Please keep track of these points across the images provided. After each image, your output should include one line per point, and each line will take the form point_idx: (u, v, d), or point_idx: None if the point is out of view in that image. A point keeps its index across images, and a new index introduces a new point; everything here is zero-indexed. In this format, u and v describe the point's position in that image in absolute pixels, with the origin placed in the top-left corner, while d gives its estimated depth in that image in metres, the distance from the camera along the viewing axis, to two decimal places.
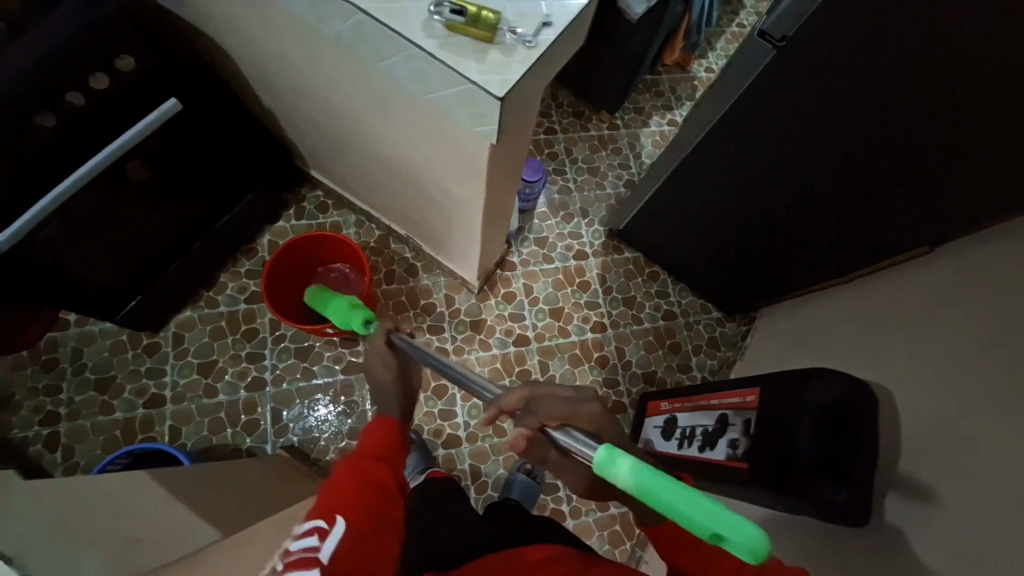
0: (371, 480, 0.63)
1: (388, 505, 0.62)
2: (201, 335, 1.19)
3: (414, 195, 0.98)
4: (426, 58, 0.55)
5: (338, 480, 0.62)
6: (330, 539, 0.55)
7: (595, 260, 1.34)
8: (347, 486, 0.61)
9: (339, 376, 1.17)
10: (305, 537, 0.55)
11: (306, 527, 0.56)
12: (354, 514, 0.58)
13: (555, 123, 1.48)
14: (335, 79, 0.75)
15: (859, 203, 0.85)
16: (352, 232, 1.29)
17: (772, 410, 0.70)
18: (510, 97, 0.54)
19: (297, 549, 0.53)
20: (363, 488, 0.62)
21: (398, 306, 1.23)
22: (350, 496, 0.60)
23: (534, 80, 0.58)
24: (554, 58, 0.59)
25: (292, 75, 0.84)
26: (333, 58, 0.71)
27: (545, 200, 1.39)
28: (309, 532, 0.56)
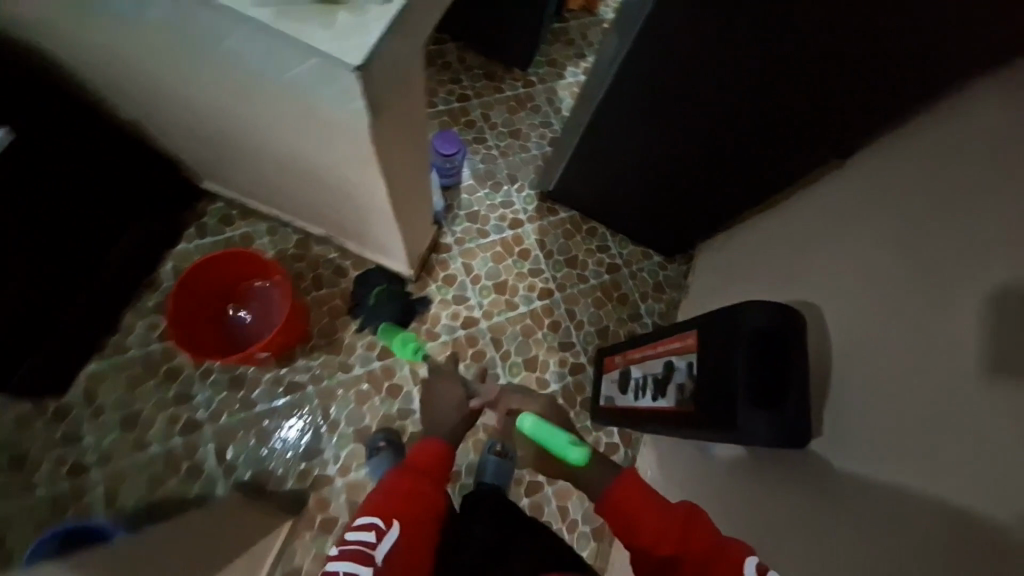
0: (419, 496, 0.79)
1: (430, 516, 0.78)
2: (117, 386, 1.07)
3: (317, 191, 0.89)
4: (261, 32, 0.48)
5: (390, 491, 0.78)
6: (386, 540, 0.71)
7: (531, 226, 1.30)
8: (399, 496, 0.77)
9: (283, 397, 1.10)
10: (364, 531, 0.71)
11: (365, 522, 0.73)
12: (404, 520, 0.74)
13: (467, 88, 1.39)
14: (183, 73, 0.66)
15: (774, 126, 0.84)
16: (266, 242, 1.18)
17: (709, 350, 0.70)
18: (371, 64, 0.47)
19: (357, 539, 0.71)
20: (413, 502, 0.77)
21: (333, 311, 1.15)
22: (402, 507, 0.76)
23: (402, 42, 0.51)
24: (420, 12, 0.52)
25: (140, 77, 0.73)
26: (169, 49, 0.61)
27: (470, 172, 1.32)
28: (367, 528, 0.72)
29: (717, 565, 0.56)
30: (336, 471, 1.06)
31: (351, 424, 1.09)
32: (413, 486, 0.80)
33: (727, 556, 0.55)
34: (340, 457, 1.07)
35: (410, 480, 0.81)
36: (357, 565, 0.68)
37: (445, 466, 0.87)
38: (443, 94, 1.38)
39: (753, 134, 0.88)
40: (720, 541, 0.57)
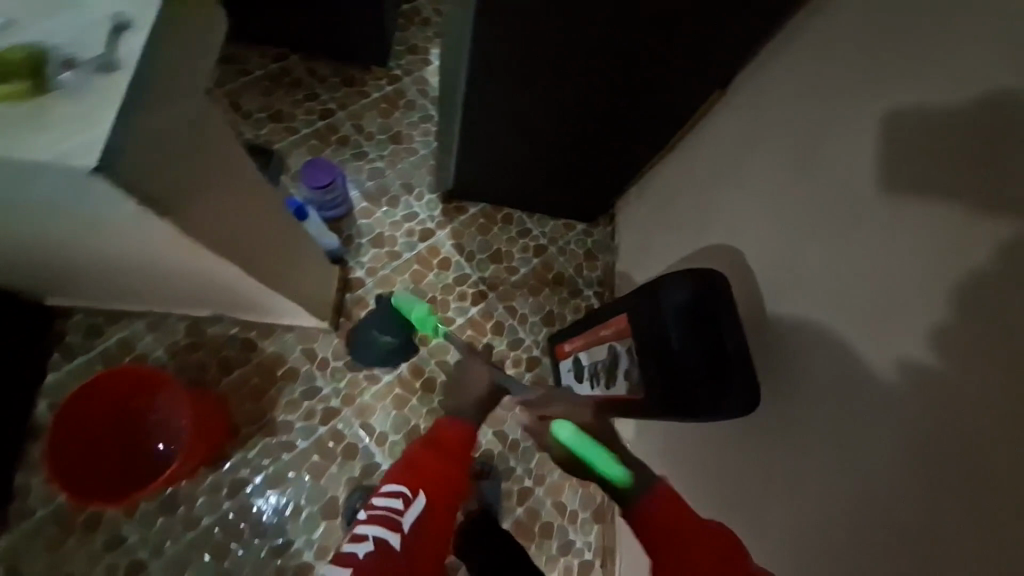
0: (446, 467, 0.69)
1: (460, 484, 0.70)
2: (32, 556, 0.93)
3: (172, 280, 0.77)
4: None
5: (418, 456, 0.69)
6: (415, 506, 0.64)
7: (444, 233, 1.21)
8: (424, 462, 0.68)
9: (228, 503, 0.98)
10: (391, 499, 0.64)
11: (392, 489, 0.65)
12: (433, 487, 0.66)
13: (328, 102, 1.24)
14: None
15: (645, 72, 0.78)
16: (150, 341, 1.02)
17: (643, 331, 0.67)
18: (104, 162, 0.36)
19: (382, 506, 0.63)
20: (438, 471, 0.68)
21: (255, 393, 1.02)
22: (429, 475, 0.67)
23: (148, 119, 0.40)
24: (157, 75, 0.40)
25: None
26: None
27: (360, 193, 1.19)
28: (394, 496, 0.64)
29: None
30: (313, 557, 0.98)
31: (313, 504, 1.00)
32: (440, 457, 0.70)
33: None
34: (313, 541, 0.98)
35: (442, 445, 0.71)
36: (386, 532, 0.62)
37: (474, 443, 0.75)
38: (302, 115, 1.23)
39: (630, 85, 0.82)
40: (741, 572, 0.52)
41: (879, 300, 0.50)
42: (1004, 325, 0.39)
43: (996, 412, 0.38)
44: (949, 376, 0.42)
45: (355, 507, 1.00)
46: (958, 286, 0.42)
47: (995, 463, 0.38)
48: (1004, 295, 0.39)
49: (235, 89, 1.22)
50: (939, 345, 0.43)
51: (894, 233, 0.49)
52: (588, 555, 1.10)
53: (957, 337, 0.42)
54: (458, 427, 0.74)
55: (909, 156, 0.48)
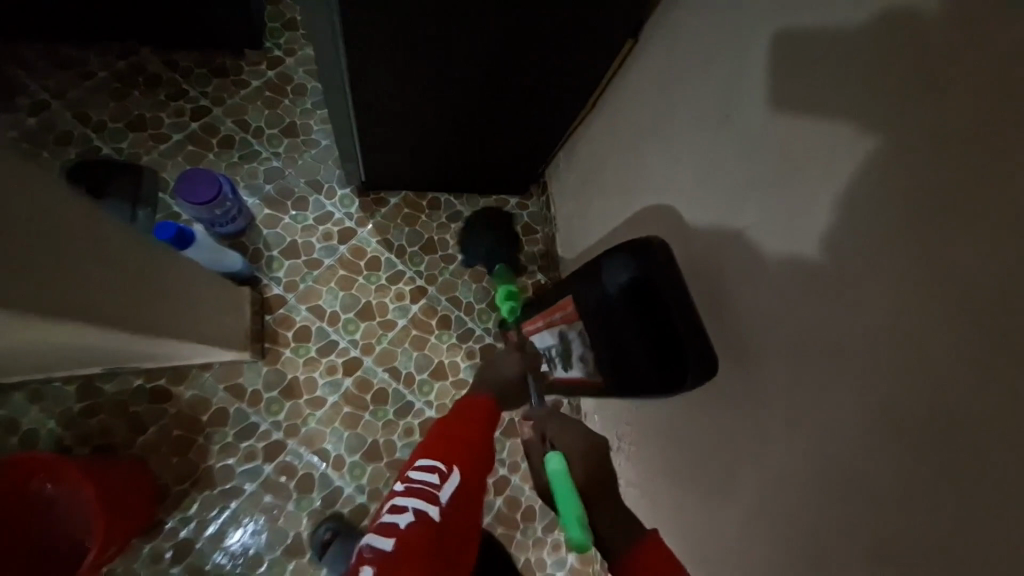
0: (471, 442, 0.73)
1: (485, 462, 0.74)
2: None
3: (28, 351, 0.63)
4: None
5: (449, 432, 0.73)
6: (450, 478, 0.66)
7: (366, 230, 1.09)
8: (452, 437, 0.72)
9: (175, 568, 0.88)
10: (426, 473, 0.65)
11: (427, 464, 0.67)
12: (464, 461, 0.69)
13: (199, 99, 1.07)
14: None
15: (545, 27, 0.70)
16: (34, 414, 0.87)
17: (587, 315, 0.62)
18: None
19: (418, 480, 0.64)
20: (467, 446, 0.72)
21: (178, 446, 0.91)
22: (459, 450, 0.70)
23: None
24: None
25: None
26: None
27: (260, 200, 1.05)
28: (429, 470, 0.66)
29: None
30: None
31: (274, 549, 0.91)
32: (469, 433, 0.74)
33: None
34: None
35: (471, 426, 0.76)
36: (425, 504, 0.61)
37: (493, 422, 0.79)
38: (171, 119, 1.05)
39: (531, 45, 0.73)
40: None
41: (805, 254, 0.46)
42: (935, 266, 0.35)
43: (935, 363, 0.35)
44: (886, 331, 0.39)
45: (323, 540, 0.92)
46: (886, 229, 0.38)
47: (937, 415, 0.36)
48: (934, 234, 0.35)
49: (78, 98, 1.02)
50: (873, 295, 0.40)
51: (819, 182, 0.44)
52: None
53: (888, 287, 0.38)
54: (483, 406, 0.80)
55: (828, 92, 0.43)
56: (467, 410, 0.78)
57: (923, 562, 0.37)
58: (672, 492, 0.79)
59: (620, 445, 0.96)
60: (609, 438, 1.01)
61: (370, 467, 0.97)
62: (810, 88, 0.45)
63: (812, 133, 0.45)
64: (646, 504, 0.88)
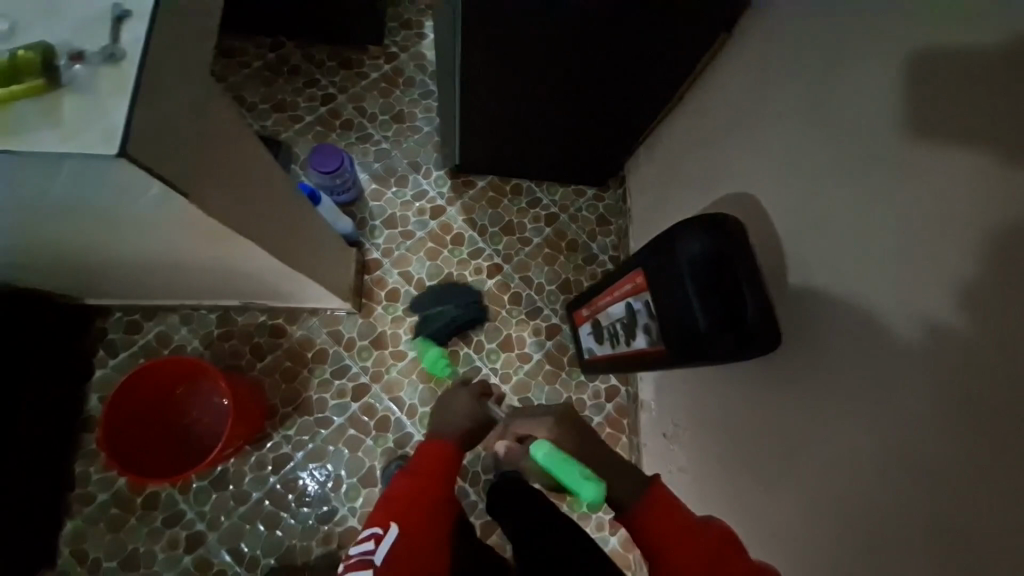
0: (417, 498, 0.70)
1: (440, 518, 0.70)
2: (101, 535, 1.01)
3: (201, 273, 0.81)
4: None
5: (396, 486, 0.72)
6: (383, 540, 0.64)
7: (454, 209, 1.21)
8: (400, 494, 0.70)
9: (274, 476, 1.04)
10: (364, 543, 0.65)
11: (367, 533, 0.66)
12: (404, 518, 0.67)
13: (328, 87, 1.25)
14: None
15: (643, 29, 0.76)
16: (184, 334, 1.08)
17: (658, 286, 0.67)
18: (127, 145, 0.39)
19: (357, 553, 0.64)
20: (413, 499, 0.70)
21: (287, 374, 1.08)
22: (404, 505, 0.68)
23: (154, 112, 0.42)
24: (158, 72, 0.42)
25: None
26: None
27: (368, 176, 1.21)
28: (367, 539, 0.65)
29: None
30: (358, 522, 1.03)
31: (352, 475, 1.05)
32: (416, 486, 0.71)
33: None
34: (356, 509, 1.03)
35: (416, 482, 0.72)
36: (359, 574, 0.62)
37: (448, 465, 0.76)
38: (305, 103, 1.24)
39: (626, 44, 0.80)
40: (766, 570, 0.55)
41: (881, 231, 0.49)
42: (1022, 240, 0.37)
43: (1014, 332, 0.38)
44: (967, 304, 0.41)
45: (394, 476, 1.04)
46: (974, 205, 0.41)
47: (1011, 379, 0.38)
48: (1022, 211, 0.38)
49: (236, 82, 1.24)
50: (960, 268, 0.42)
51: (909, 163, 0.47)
52: None
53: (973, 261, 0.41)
54: (439, 450, 0.78)
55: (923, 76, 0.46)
56: (414, 465, 0.75)
57: (994, 517, 0.40)
58: (725, 474, 0.82)
59: (675, 432, 0.99)
60: (664, 424, 1.03)
61: None
62: (903, 75, 0.48)
63: (903, 117, 0.48)
64: (695, 489, 0.90)
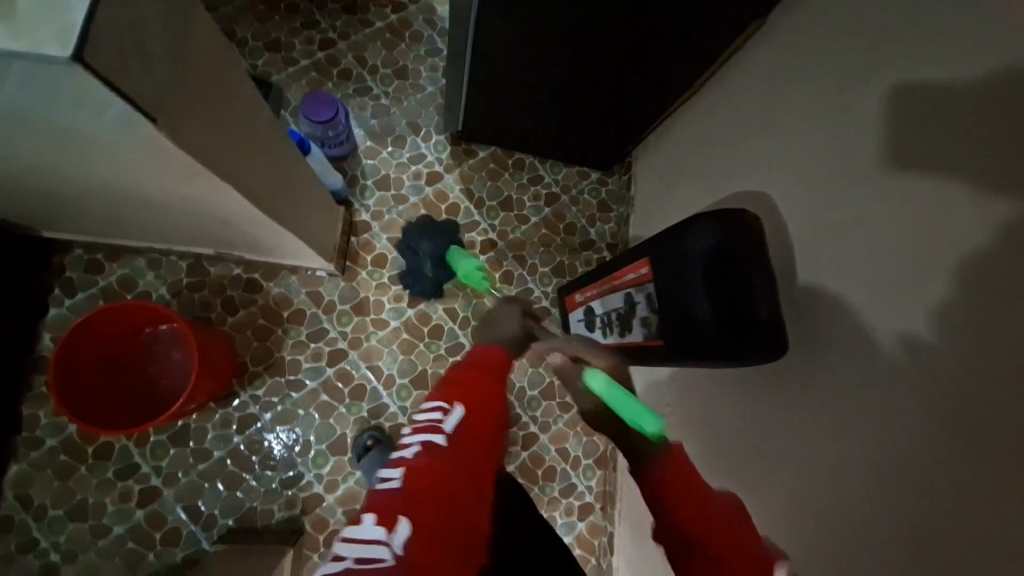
0: (478, 385, 0.67)
1: (498, 413, 0.66)
2: (46, 483, 0.95)
3: (174, 213, 0.74)
4: None
5: (455, 375, 0.69)
6: (451, 414, 0.61)
7: (452, 177, 1.16)
8: (456, 381, 0.67)
9: (238, 436, 1.00)
10: (431, 411, 0.62)
11: (432, 405, 0.64)
12: (470, 404, 0.63)
13: (328, 31, 1.16)
14: None
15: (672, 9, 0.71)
16: (151, 280, 1.01)
17: (662, 279, 0.65)
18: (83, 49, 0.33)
19: (424, 419, 0.61)
20: (474, 394, 0.65)
21: (260, 332, 1.03)
22: (463, 391, 0.65)
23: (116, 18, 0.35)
24: None
25: None
26: None
27: (364, 131, 1.14)
28: (433, 409, 0.63)
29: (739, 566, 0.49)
30: (324, 489, 1.00)
31: (321, 442, 1.01)
32: (475, 380, 0.68)
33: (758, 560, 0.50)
34: (322, 476, 1.00)
35: (483, 369, 0.71)
36: (428, 435, 0.59)
37: (504, 372, 0.73)
38: (301, 45, 1.15)
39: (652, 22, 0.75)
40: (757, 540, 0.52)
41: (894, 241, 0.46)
42: None
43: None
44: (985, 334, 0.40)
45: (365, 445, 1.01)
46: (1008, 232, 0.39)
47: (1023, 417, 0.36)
48: None
49: (227, 13, 1.14)
50: (967, 289, 0.40)
51: (926, 171, 0.44)
52: (588, 498, 1.12)
53: (984, 282, 0.39)
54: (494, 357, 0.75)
55: (957, 78, 0.42)
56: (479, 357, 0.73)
57: (969, 545, 0.39)
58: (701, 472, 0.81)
59: None
60: None
61: (416, 392, 1.05)
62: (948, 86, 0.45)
63: None
64: None
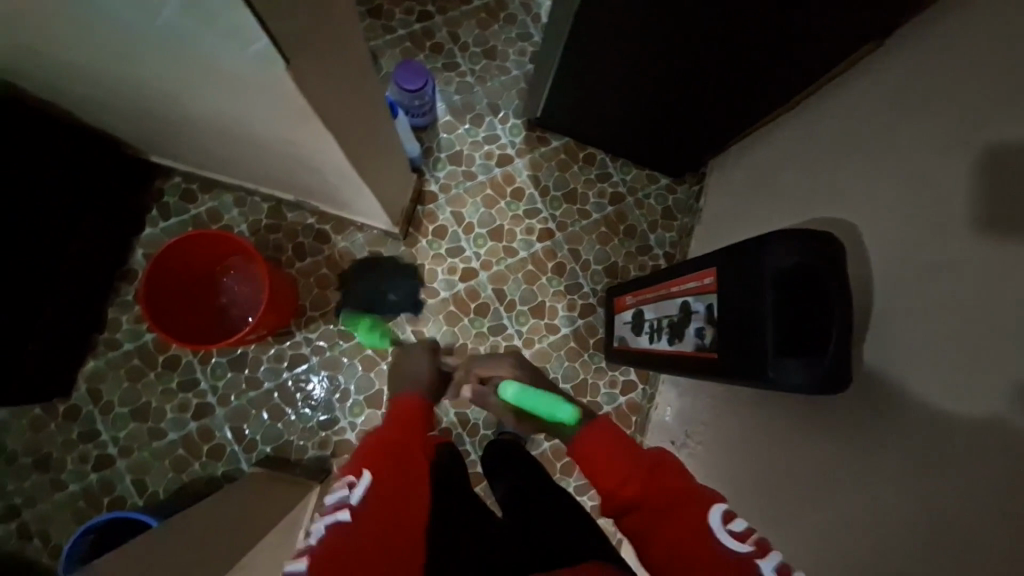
0: (388, 449, 0.65)
1: (415, 467, 0.65)
2: (119, 382, 1.06)
3: (270, 156, 0.80)
4: None
5: (364, 442, 0.67)
6: (358, 485, 0.60)
7: (522, 162, 1.17)
8: (366, 447, 0.66)
9: (287, 373, 1.07)
10: (337, 491, 0.61)
11: (338, 482, 0.62)
12: (380, 470, 0.62)
13: (428, 4, 1.19)
14: (70, 38, 0.56)
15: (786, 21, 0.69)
16: (234, 215, 1.09)
17: (728, 293, 0.64)
18: None
19: (331, 501, 0.60)
20: (387, 457, 0.64)
21: (322, 281, 1.09)
22: (373, 454, 0.64)
23: None
24: None
25: (35, 51, 0.64)
26: (43, 16, 0.51)
27: (445, 106, 1.17)
28: (340, 488, 0.61)
29: (682, 516, 0.56)
30: (354, 438, 1.06)
31: (359, 393, 1.07)
32: (388, 441, 0.67)
33: (697, 504, 0.56)
34: (355, 425, 1.06)
35: (398, 429, 0.70)
36: (333, 517, 0.57)
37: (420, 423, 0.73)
38: (401, 15, 1.19)
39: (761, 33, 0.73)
40: (694, 487, 0.58)
41: (1000, 288, 0.43)
42: None
43: None
44: None
45: None
46: None
47: None
48: None
49: None
50: None
51: None
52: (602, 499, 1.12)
53: None
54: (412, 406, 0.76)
55: None
56: (394, 416, 0.73)
57: None
58: (733, 501, 0.80)
59: (685, 442, 0.98)
60: (677, 432, 1.02)
61: None
62: None
63: None
64: None
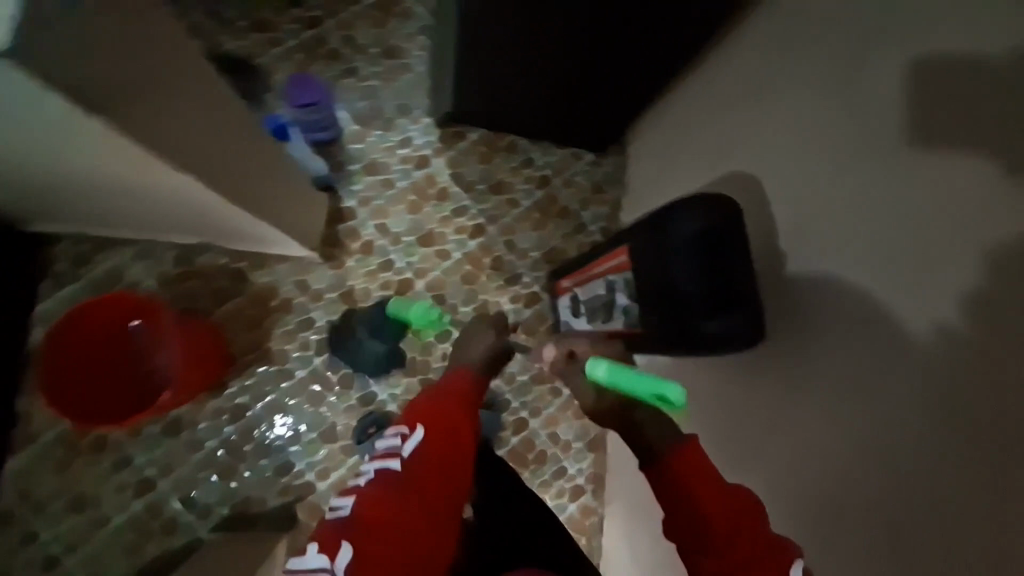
0: (441, 412, 0.64)
1: (464, 443, 0.63)
2: (46, 473, 0.97)
3: (147, 204, 0.73)
4: None
5: (421, 401, 0.66)
6: (410, 437, 0.60)
7: (441, 160, 1.13)
8: (425, 404, 0.65)
9: (230, 426, 1.01)
10: (390, 438, 0.61)
11: (393, 429, 0.62)
12: (435, 426, 0.62)
13: (314, 9, 1.12)
14: None
15: None
16: (141, 270, 1.01)
17: (643, 267, 0.62)
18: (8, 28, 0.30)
19: (383, 446, 0.61)
20: (444, 419, 0.63)
21: (250, 322, 1.02)
22: (431, 412, 0.63)
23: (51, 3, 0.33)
24: None
25: None
26: None
27: (350, 115, 1.11)
28: (392, 434, 0.61)
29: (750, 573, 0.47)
30: (316, 477, 1.01)
31: (312, 430, 1.02)
32: (444, 408, 0.65)
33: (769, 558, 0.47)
34: (314, 463, 1.01)
35: (455, 400, 0.67)
36: (385, 462, 0.58)
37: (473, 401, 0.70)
38: (286, 24, 1.11)
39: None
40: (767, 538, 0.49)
41: None
42: None
43: None
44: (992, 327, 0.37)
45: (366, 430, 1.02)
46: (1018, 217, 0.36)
47: None
48: None
49: None
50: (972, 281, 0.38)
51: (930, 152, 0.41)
52: (579, 481, 1.11)
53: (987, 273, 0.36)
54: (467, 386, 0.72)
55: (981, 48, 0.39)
56: (447, 387, 0.70)
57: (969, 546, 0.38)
58: None
59: None
60: None
61: (405, 380, 1.05)
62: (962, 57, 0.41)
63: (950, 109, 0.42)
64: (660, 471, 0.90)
